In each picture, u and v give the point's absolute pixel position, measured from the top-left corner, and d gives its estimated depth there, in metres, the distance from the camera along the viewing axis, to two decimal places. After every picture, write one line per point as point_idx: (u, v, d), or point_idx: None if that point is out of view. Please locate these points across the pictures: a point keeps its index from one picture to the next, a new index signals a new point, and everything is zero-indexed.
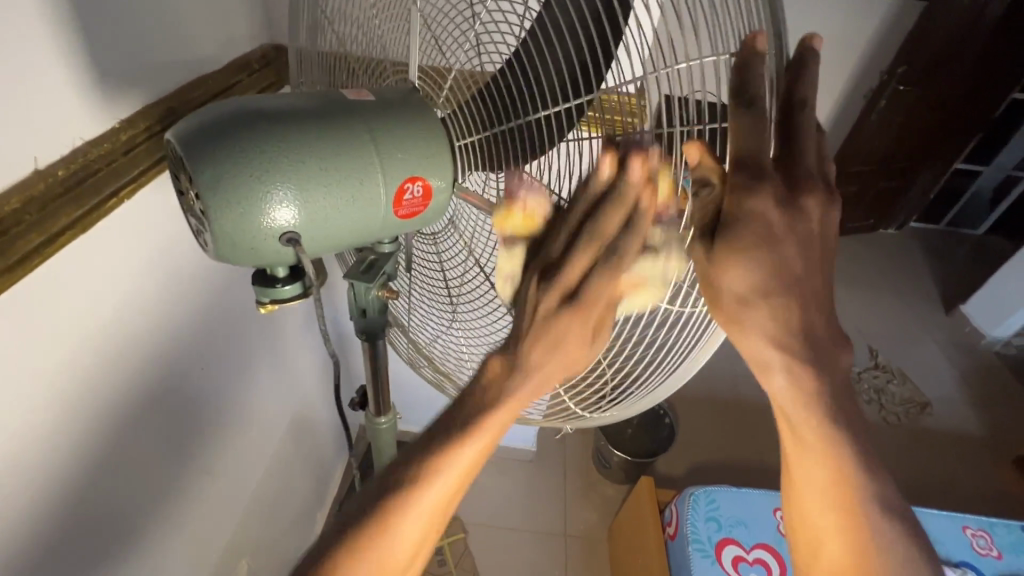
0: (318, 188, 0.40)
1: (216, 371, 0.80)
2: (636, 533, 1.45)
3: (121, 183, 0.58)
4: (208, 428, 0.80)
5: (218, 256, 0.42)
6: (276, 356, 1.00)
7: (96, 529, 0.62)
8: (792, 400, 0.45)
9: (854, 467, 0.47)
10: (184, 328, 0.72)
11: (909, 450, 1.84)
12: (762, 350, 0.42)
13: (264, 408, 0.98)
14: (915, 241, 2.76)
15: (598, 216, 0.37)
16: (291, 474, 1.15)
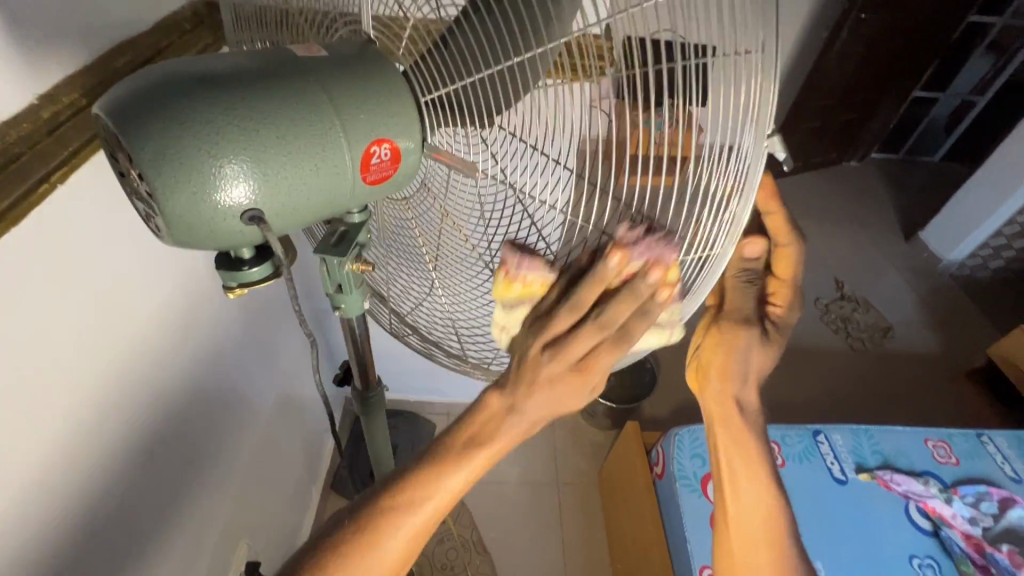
0: (276, 158, 0.37)
1: (185, 357, 0.76)
2: (625, 476, 1.51)
3: (52, 167, 0.52)
4: (185, 417, 0.77)
5: (175, 242, 0.38)
6: (256, 338, 0.97)
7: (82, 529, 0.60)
8: (733, 437, 0.68)
9: (773, 491, 0.68)
10: (142, 314, 0.67)
11: (874, 373, 1.94)
12: (724, 398, 0.67)
13: (245, 392, 0.95)
14: (875, 172, 2.81)
15: (605, 307, 0.44)
16: (282, 453, 1.14)
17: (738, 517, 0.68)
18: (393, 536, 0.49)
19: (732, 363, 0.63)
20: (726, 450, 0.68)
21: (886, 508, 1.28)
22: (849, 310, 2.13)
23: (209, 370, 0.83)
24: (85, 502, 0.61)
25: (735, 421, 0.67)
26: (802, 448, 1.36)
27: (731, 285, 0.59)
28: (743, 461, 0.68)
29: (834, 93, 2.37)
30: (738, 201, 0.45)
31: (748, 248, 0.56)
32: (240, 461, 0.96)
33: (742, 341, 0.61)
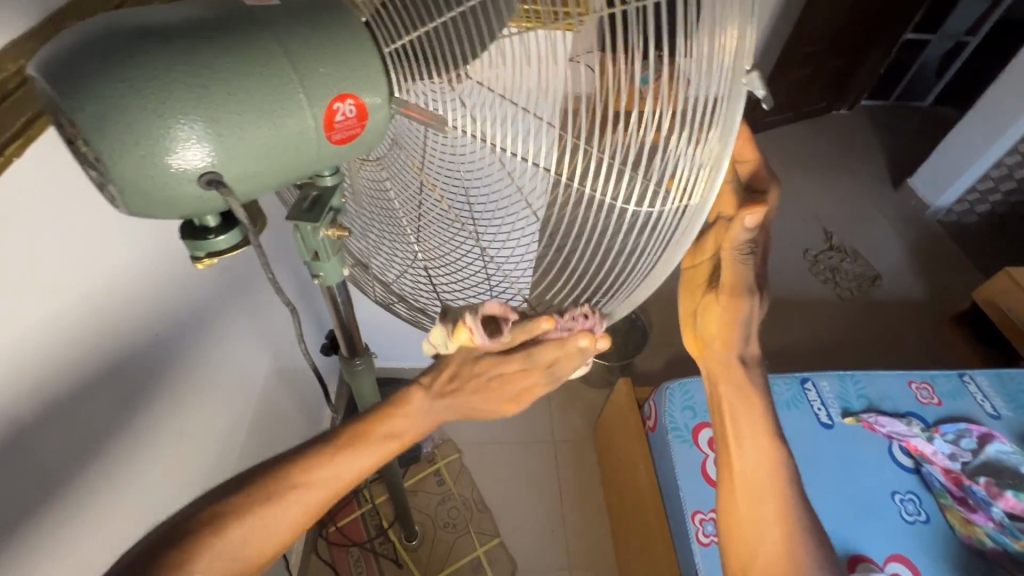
0: (231, 117, 0.35)
1: (173, 334, 0.74)
2: (619, 430, 1.54)
3: (4, 140, 0.48)
4: (172, 396, 0.76)
5: (133, 211, 0.37)
6: (252, 313, 0.96)
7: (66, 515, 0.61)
8: (740, 396, 0.69)
9: (779, 447, 0.70)
10: (126, 292, 0.65)
11: (862, 322, 1.97)
12: (726, 355, 0.67)
13: (239, 367, 0.94)
14: (866, 120, 2.77)
15: (538, 349, 0.49)
16: (280, 425, 1.14)
17: (744, 473, 0.69)
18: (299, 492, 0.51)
19: (730, 323, 0.64)
20: (731, 406, 0.70)
21: (870, 449, 1.32)
22: (837, 261, 2.14)
23: (200, 346, 0.82)
24: (73, 484, 0.61)
25: (739, 378, 0.69)
26: (791, 395, 1.39)
27: (733, 256, 0.58)
28: (747, 416, 0.70)
29: (825, 38, 2.30)
30: (717, 137, 0.42)
31: (750, 217, 0.54)
32: (239, 435, 0.97)
33: (744, 307, 0.62)
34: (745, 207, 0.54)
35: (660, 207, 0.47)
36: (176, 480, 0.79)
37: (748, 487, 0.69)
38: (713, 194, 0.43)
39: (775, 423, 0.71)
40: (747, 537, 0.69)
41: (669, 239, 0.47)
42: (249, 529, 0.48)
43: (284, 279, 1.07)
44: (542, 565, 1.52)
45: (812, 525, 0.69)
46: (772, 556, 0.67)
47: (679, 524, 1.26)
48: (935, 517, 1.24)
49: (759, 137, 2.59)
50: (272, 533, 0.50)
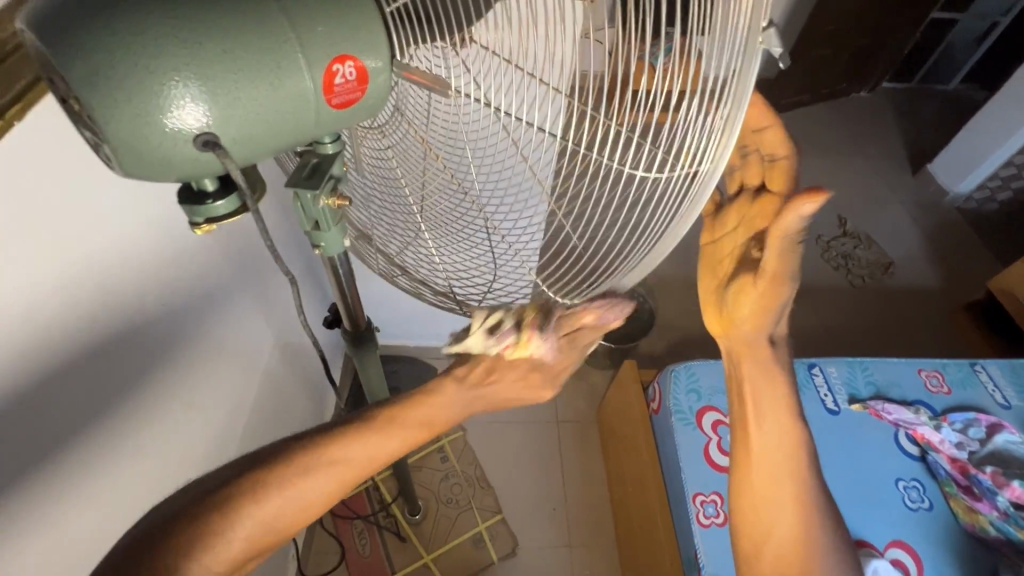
0: (226, 76, 0.34)
1: (181, 305, 0.75)
2: (623, 411, 1.54)
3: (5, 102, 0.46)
4: (185, 368, 0.77)
5: (128, 173, 0.36)
6: (256, 289, 0.96)
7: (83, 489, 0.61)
8: (762, 376, 0.68)
9: (799, 426, 0.68)
10: (142, 271, 0.66)
11: (873, 309, 1.94)
12: (755, 335, 0.66)
13: (247, 339, 0.95)
14: (887, 102, 2.69)
15: (581, 334, 0.57)
16: (287, 399, 1.16)
17: (762, 452, 0.68)
18: (330, 478, 0.49)
19: (763, 311, 0.63)
20: (755, 383, 0.68)
21: (875, 435, 1.32)
22: (850, 247, 2.10)
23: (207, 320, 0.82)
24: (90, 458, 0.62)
25: (763, 357, 0.67)
26: (798, 380, 1.38)
27: (782, 242, 0.57)
28: (771, 397, 0.68)
29: (847, 17, 2.22)
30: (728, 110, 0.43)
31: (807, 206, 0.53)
32: (246, 412, 0.98)
33: (783, 292, 0.61)
34: (803, 196, 0.52)
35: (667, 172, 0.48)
36: (183, 454, 0.80)
37: (766, 465, 0.68)
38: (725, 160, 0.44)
39: (800, 407, 0.70)
40: (762, 515, 0.68)
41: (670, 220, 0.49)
42: (284, 504, 0.46)
43: (292, 253, 1.07)
44: (543, 542, 1.54)
45: (825, 505, 0.69)
46: (785, 538, 0.67)
47: (680, 505, 1.27)
48: (939, 503, 1.24)
49: (775, 119, 2.52)
50: (308, 511, 0.48)
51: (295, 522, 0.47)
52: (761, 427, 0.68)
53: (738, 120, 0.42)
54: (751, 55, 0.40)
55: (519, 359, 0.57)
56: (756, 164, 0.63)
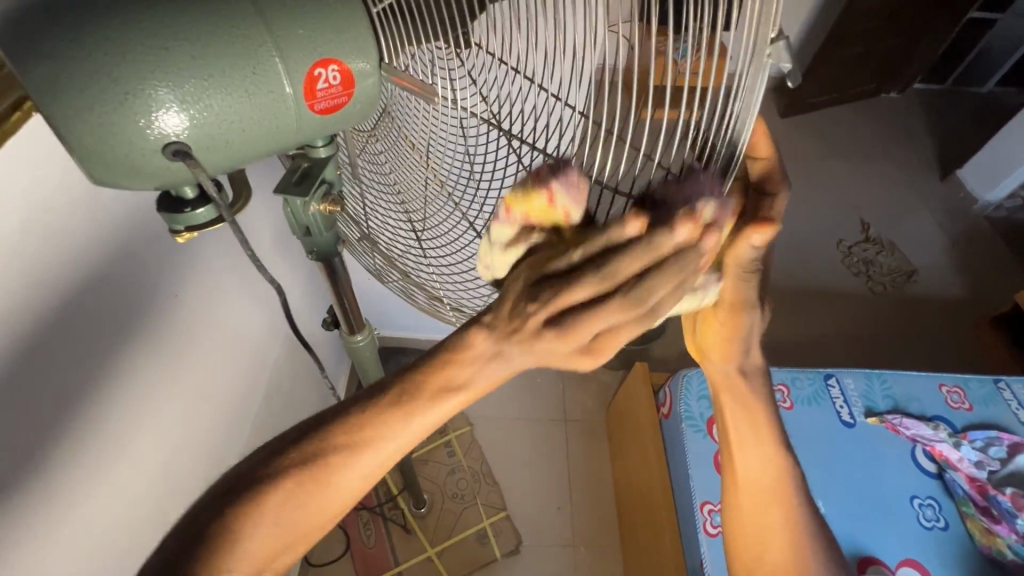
0: (198, 82, 0.32)
1: (172, 301, 0.75)
2: (631, 414, 1.52)
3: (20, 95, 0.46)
4: (176, 362, 0.78)
5: (102, 182, 0.35)
6: (256, 285, 0.95)
7: (70, 482, 0.62)
8: (743, 408, 0.65)
9: (785, 453, 0.66)
10: (127, 266, 0.66)
11: (895, 318, 1.88)
12: (725, 369, 0.63)
13: (246, 334, 0.95)
14: (919, 104, 2.60)
15: (625, 258, 0.37)
16: (296, 394, 1.16)
17: (748, 480, 0.66)
18: (346, 471, 0.42)
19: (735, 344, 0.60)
20: (733, 416, 0.66)
21: (893, 450, 1.27)
22: (872, 253, 2.03)
23: (201, 314, 0.81)
24: (78, 452, 0.63)
25: (740, 389, 0.64)
26: (812, 391, 1.34)
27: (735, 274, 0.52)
28: (749, 427, 0.66)
29: (879, 15, 2.14)
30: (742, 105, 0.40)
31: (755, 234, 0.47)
32: (247, 407, 0.97)
33: (743, 323, 0.57)
34: (752, 225, 0.47)
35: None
36: (181, 447, 0.81)
37: (753, 497, 0.66)
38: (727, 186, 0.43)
39: (782, 430, 0.67)
40: (754, 547, 0.66)
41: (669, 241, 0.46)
42: (296, 509, 0.42)
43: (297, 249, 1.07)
44: (545, 541, 1.52)
45: (822, 531, 0.66)
46: (778, 561, 0.64)
47: (686, 512, 1.24)
48: (955, 524, 1.19)
49: (799, 120, 2.45)
50: (332, 509, 0.43)
51: (310, 525, 0.43)
52: (744, 456, 0.66)
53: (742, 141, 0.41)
54: (759, 76, 0.39)
55: (536, 313, 0.40)
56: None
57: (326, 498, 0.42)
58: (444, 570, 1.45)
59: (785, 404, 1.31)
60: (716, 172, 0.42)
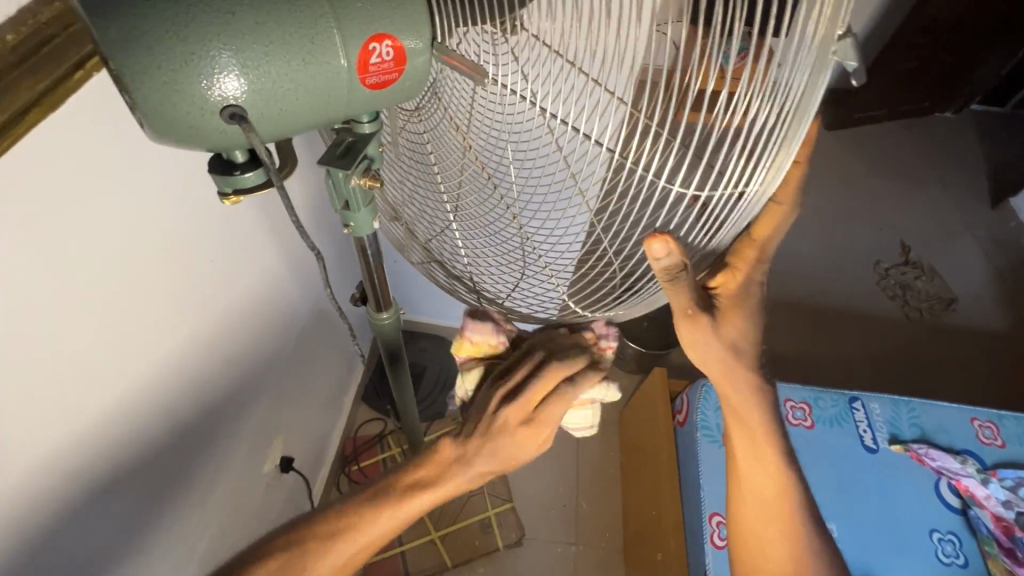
0: (257, 48, 0.33)
1: (200, 265, 0.78)
2: (646, 421, 1.50)
3: (86, 53, 0.53)
4: (201, 325, 0.80)
5: (159, 139, 0.36)
6: (275, 257, 0.98)
7: (96, 438, 0.66)
8: (757, 434, 0.65)
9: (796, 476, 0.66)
10: (156, 233, 0.69)
11: (928, 346, 1.81)
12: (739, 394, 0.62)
13: (268, 301, 0.98)
14: (977, 125, 2.49)
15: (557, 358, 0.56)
16: (304, 364, 1.21)
17: (750, 490, 0.68)
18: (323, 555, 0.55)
19: (720, 358, 0.57)
20: (744, 441, 0.66)
21: (915, 482, 1.22)
22: (911, 277, 1.96)
23: (224, 278, 0.84)
24: (106, 412, 0.66)
25: (752, 418, 0.64)
26: (835, 412, 1.31)
27: (736, 266, 0.54)
28: (751, 448, 0.66)
29: (941, 30, 2.06)
30: (793, 119, 0.39)
31: (657, 249, 0.44)
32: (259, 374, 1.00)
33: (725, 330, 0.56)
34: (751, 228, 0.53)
35: (710, 191, 0.45)
36: (197, 413, 0.84)
37: (758, 508, 0.69)
38: (770, 192, 0.42)
39: (788, 446, 0.67)
40: (751, 549, 0.71)
41: (718, 229, 0.48)
42: None
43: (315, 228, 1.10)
44: (549, 536, 1.53)
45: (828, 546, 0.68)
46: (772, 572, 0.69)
47: (696, 522, 1.23)
48: (975, 562, 1.14)
49: (845, 134, 2.38)
50: None
51: None
52: (746, 468, 0.67)
53: (790, 150, 0.40)
54: (820, 76, 0.37)
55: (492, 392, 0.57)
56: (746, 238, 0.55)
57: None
58: (446, 554, 1.47)
59: (805, 423, 1.29)
60: (759, 178, 0.42)
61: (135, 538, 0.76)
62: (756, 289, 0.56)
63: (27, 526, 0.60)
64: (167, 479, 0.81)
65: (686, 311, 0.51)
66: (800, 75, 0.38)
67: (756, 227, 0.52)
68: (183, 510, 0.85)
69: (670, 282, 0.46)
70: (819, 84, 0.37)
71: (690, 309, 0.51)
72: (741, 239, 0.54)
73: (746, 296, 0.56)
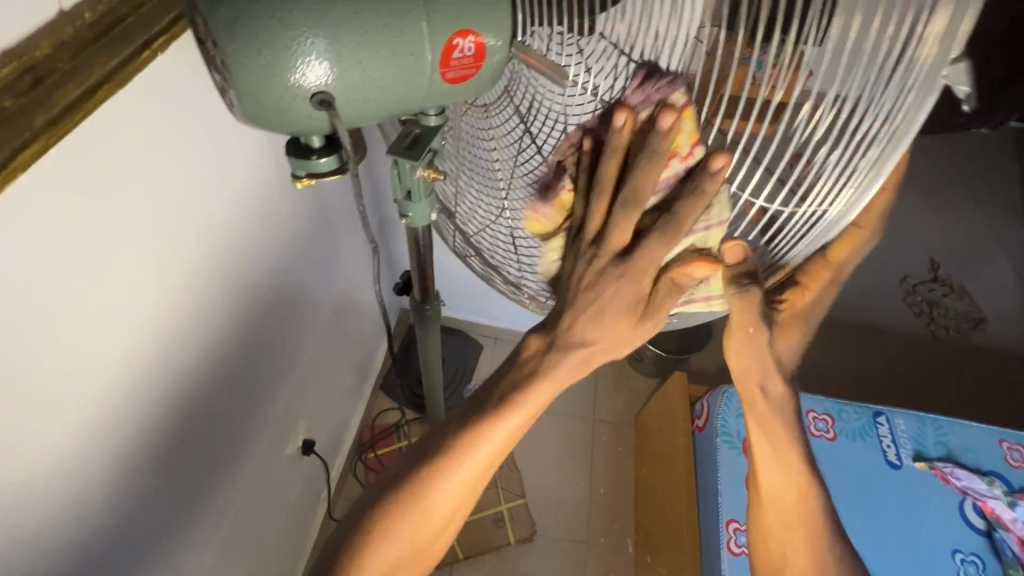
0: (356, 42, 0.34)
1: (237, 246, 0.80)
2: (664, 425, 1.50)
3: (154, 35, 0.57)
4: (235, 306, 0.82)
5: (247, 119, 0.38)
6: (301, 240, 1.00)
7: (139, 411, 0.68)
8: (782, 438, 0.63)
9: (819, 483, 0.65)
10: (199, 215, 0.70)
11: (954, 366, 1.77)
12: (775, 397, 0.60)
13: (296, 286, 1.01)
14: (1013, 144, 2.43)
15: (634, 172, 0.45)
16: (328, 349, 1.23)
17: (771, 499, 0.66)
18: (441, 485, 0.53)
19: (761, 367, 0.57)
20: (769, 447, 0.64)
21: (939, 501, 1.20)
22: (939, 294, 1.93)
23: (258, 258, 0.86)
24: (149, 386, 0.68)
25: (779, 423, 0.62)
26: (859, 426, 1.29)
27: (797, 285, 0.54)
28: (772, 454, 0.64)
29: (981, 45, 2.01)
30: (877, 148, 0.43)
31: (729, 257, 0.48)
32: (286, 357, 1.03)
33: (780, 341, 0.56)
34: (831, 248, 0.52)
35: (794, 208, 0.48)
36: (228, 391, 0.86)
37: (781, 516, 0.67)
38: (853, 212, 0.46)
39: (807, 450, 0.65)
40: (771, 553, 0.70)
41: (802, 235, 0.50)
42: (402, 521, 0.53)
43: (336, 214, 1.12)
44: (560, 534, 1.54)
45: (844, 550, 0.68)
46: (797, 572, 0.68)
47: (712, 528, 1.23)
48: None
49: None
50: (433, 519, 0.54)
51: (421, 535, 0.54)
52: (767, 477, 0.65)
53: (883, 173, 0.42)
54: (926, 101, 0.39)
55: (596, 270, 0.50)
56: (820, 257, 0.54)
57: (430, 509, 0.53)
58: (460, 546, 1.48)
59: (827, 435, 1.27)
60: (844, 195, 0.45)
61: (166, 513, 0.78)
62: (817, 306, 0.56)
63: (72, 491, 0.61)
64: (197, 457, 0.82)
65: (747, 329, 0.53)
66: (901, 103, 0.40)
67: (835, 248, 0.52)
68: (209, 488, 0.88)
69: (738, 298, 0.48)
70: (918, 113, 0.40)
71: (750, 328, 0.52)
72: (816, 260, 0.53)
73: (805, 313, 0.56)
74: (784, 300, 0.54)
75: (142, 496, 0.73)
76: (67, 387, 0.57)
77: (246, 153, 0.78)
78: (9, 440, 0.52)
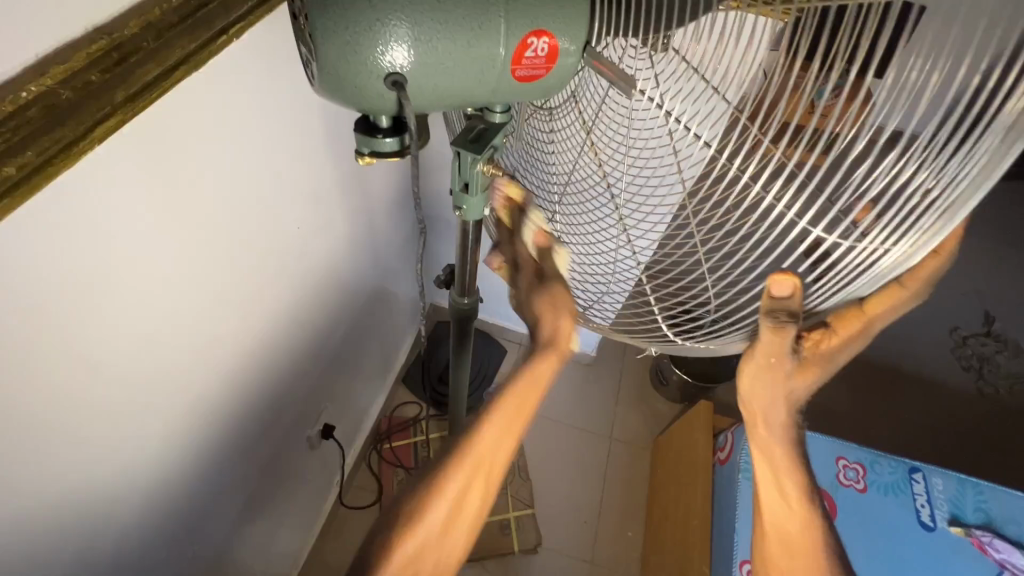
0: (439, 35, 0.36)
1: (280, 225, 0.82)
2: (682, 452, 1.46)
3: (230, 22, 0.59)
4: (270, 284, 0.84)
5: (324, 89, 0.39)
6: (345, 226, 1.03)
7: (175, 374, 0.70)
8: (780, 472, 0.61)
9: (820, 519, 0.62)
10: (247, 193, 0.73)
11: (1005, 429, 1.66)
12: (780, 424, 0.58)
13: (332, 270, 1.03)
14: None
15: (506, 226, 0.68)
16: (357, 335, 1.25)
17: (771, 522, 0.63)
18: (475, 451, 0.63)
19: (771, 393, 0.56)
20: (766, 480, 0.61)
21: (971, 568, 1.12)
22: (990, 351, 1.82)
23: (301, 238, 0.89)
24: (185, 353, 0.71)
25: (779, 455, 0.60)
26: (892, 480, 1.23)
27: (832, 326, 0.50)
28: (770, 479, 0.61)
29: None
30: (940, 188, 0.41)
31: (777, 288, 0.47)
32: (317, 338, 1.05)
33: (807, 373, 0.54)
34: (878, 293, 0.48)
35: (855, 242, 0.45)
36: (256, 366, 0.88)
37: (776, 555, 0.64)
38: (916, 258, 0.44)
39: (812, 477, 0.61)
40: None
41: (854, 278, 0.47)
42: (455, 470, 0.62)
43: (380, 205, 1.16)
44: (566, 549, 1.51)
45: None
46: None
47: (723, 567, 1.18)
48: None
49: None
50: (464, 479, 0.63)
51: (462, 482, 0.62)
52: (767, 499, 0.62)
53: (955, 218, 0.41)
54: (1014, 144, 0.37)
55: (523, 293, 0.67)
56: (863, 308, 0.49)
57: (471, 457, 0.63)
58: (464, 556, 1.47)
59: (856, 485, 1.22)
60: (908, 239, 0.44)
61: (184, 476, 0.80)
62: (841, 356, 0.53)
63: (106, 445, 0.64)
64: (220, 425, 0.84)
65: (767, 359, 0.52)
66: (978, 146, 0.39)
67: (873, 300, 0.49)
68: (229, 457, 0.90)
69: (773, 331, 0.49)
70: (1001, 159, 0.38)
71: (772, 358, 0.52)
72: (850, 302, 0.50)
73: (832, 356, 0.53)
74: (807, 336, 0.52)
75: (165, 456, 0.74)
76: (113, 348, 0.60)
77: (301, 137, 0.81)
78: (58, 388, 0.55)
